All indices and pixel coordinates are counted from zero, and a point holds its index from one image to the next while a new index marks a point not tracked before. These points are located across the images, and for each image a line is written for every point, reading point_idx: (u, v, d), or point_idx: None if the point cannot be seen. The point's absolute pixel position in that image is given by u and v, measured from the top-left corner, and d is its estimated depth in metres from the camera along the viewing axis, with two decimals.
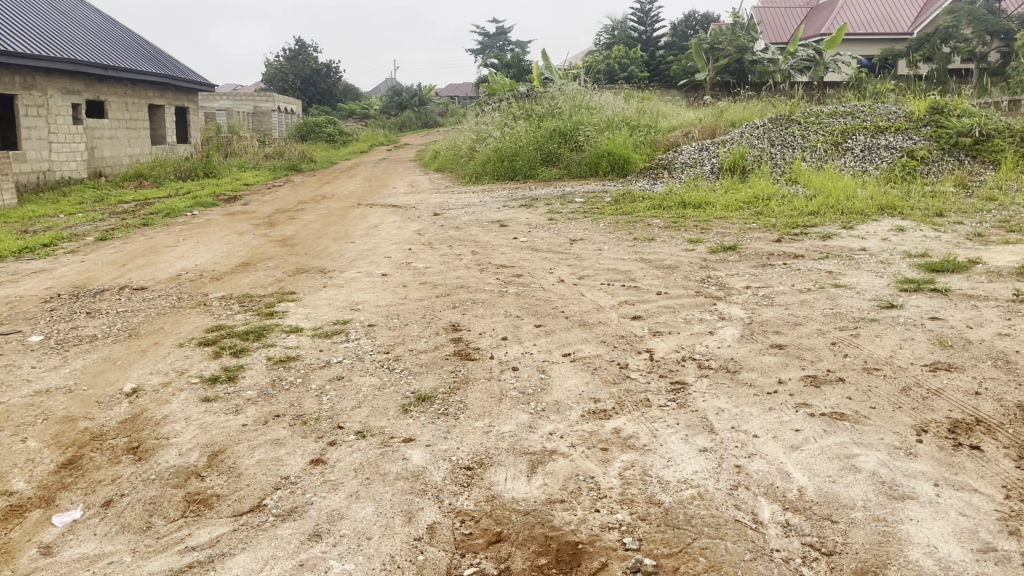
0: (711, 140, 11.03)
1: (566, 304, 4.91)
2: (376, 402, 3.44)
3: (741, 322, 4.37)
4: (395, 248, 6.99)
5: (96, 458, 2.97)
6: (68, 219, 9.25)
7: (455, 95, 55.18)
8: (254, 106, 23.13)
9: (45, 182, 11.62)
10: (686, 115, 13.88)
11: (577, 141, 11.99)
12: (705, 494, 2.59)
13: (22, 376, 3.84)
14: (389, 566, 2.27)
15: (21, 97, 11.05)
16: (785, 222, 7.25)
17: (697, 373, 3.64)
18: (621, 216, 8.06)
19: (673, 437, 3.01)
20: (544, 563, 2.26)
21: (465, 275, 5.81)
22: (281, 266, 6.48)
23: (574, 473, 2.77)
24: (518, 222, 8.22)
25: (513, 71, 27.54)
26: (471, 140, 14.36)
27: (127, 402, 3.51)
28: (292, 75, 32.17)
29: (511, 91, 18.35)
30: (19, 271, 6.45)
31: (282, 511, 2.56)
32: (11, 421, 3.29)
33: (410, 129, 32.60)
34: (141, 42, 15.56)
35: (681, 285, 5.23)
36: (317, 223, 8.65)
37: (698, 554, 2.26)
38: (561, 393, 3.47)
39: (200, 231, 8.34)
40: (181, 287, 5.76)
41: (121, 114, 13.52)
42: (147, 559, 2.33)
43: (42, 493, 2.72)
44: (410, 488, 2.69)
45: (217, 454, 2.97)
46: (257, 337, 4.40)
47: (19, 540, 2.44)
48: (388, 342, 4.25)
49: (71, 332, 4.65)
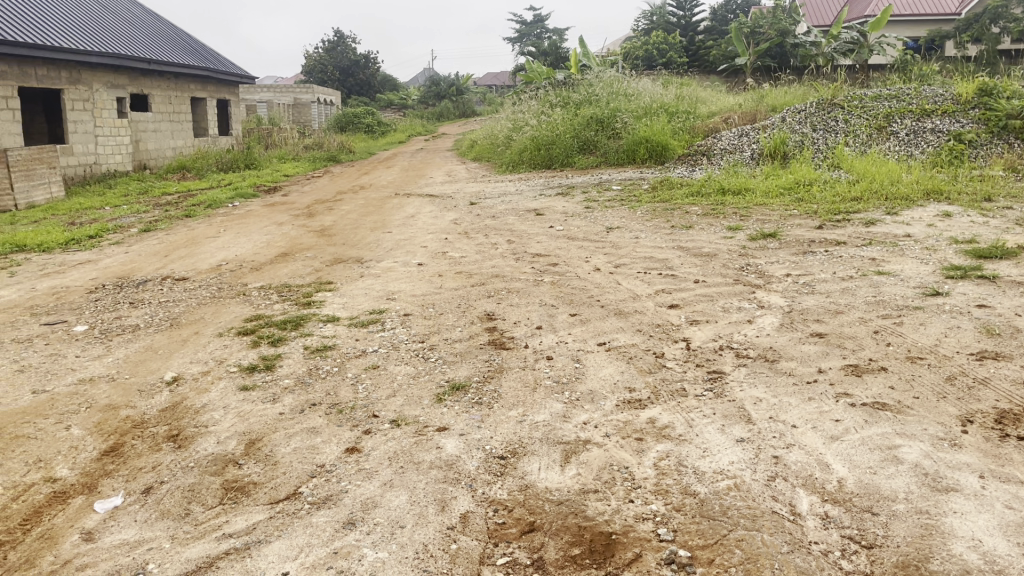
0: (752, 125, 10.85)
1: (601, 292, 4.88)
2: (411, 391, 3.45)
3: (781, 310, 4.29)
4: (431, 237, 7.00)
5: (137, 445, 3.03)
6: (114, 211, 9.45)
7: (492, 84, 54.82)
8: (294, 98, 23.28)
9: (92, 175, 11.86)
10: (726, 99, 13.72)
11: (614, 128, 11.91)
12: (742, 485, 2.54)
13: (67, 366, 3.92)
14: (422, 554, 2.27)
15: (67, 91, 11.26)
16: (827, 207, 7.12)
17: (735, 362, 3.59)
18: (659, 204, 7.98)
19: (709, 427, 2.97)
20: (577, 554, 2.25)
21: (500, 264, 5.80)
22: (320, 256, 6.53)
23: (608, 463, 2.75)
24: (555, 211, 8.18)
25: (550, 59, 27.41)
26: (508, 128, 14.31)
27: (167, 391, 3.57)
28: (331, 66, 32.26)
29: (549, 79, 18.24)
30: (66, 263, 6.60)
31: (317, 499, 2.59)
32: (56, 408, 3.37)
33: (448, 118, 32.71)
34: (183, 36, 15.79)
35: (720, 274, 5.16)
36: (355, 213, 8.72)
37: (735, 546, 2.23)
38: (596, 382, 3.45)
39: (241, 222, 8.44)
40: (221, 278, 5.83)
41: (163, 107, 13.72)
42: (186, 546, 2.36)
43: (84, 479, 2.78)
44: (444, 477, 2.70)
45: (254, 442, 3.01)
46: (295, 326, 4.45)
47: (61, 526, 2.50)
48: (423, 331, 4.26)
49: (115, 321, 4.75)
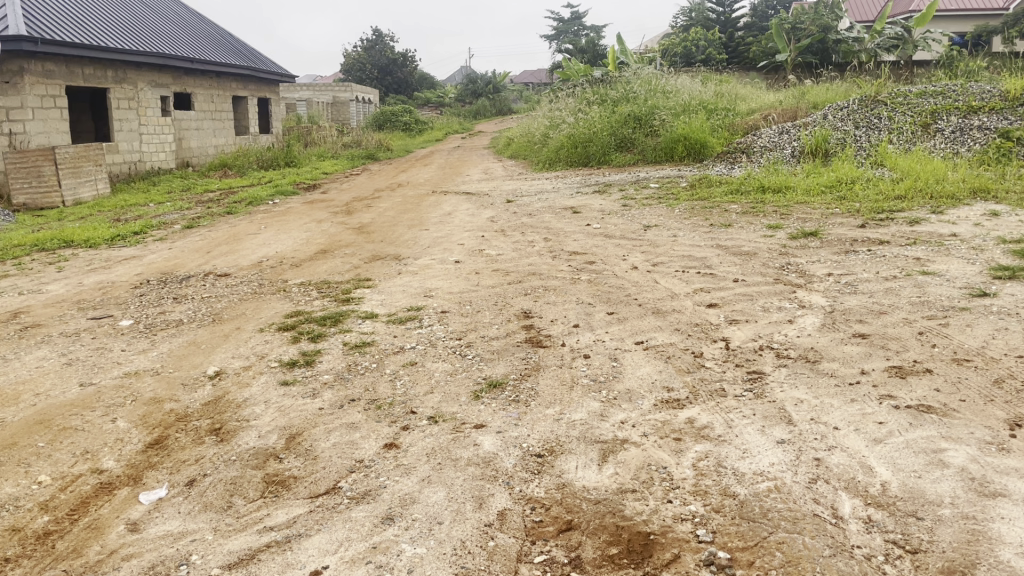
0: (792, 122, 10.70)
1: (638, 291, 4.86)
2: (448, 387, 3.47)
3: (823, 310, 4.23)
4: (468, 234, 7.04)
5: (181, 438, 3.09)
6: (157, 208, 9.62)
7: (529, 82, 54.84)
8: (333, 96, 23.52)
9: (137, 172, 12.09)
10: (766, 96, 13.55)
11: (651, 126, 11.84)
12: (783, 487, 2.51)
13: (113, 359, 4.01)
14: (459, 551, 2.28)
15: (113, 90, 11.50)
16: (869, 206, 6.99)
17: (775, 362, 3.55)
18: (697, 202, 7.91)
19: (749, 428, 2.94)
20: (614, 553, 2.24)
21: (537, 262, 5.80)
22: (358, 253, 6.60)
23: (646, 462, 2.74)
24: (591, 209, 8.16)
25: (588, 56, 27.36)
26: (545, 125, 14.29)
27: (210, 385, 3.63)
28: (369, 65, 32.55)
29: (586, 76, 18.18)
30: (112, 258, 6.74)
31: (356, 493, 2.61)
32: (102, 401, 3.45)
33: (484, 116, 32.81)
34: (225, 36, 16.04)
35: (760, 273, 5.11)
36: (393, 211, 8.79)
37: (775, 549, 2.20)
38: (633, 381, 3.44)
39: (281, 219, 8.55)
40: (262, 274, 5.92)
41: (206, 106, 13.94)
42: (228, 538, 2.40)
43: (130, 471, 2.84)
44: (481, 474, 2.71)
45: (295, 437, 3.04)
46: (334, 322, 4.50)
47: (108, 516, 2.55)
48: (461, 328, 4.27)
49: (159, 316, 4.84)
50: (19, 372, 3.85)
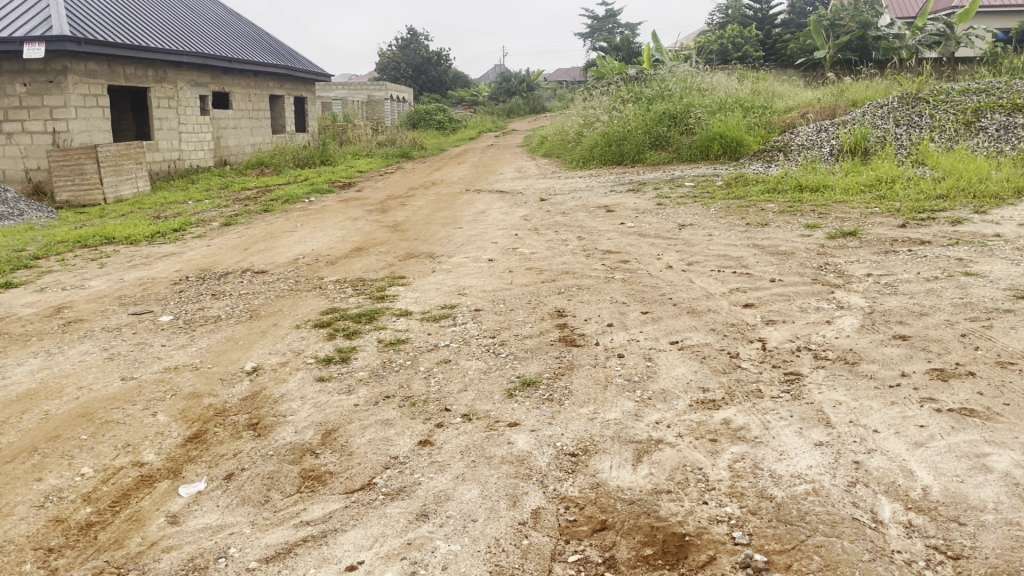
0: (831, 120, 10.54)
1: (673, 291, 4.82)
2: (482, 385, 3.48)
3: (862, 311, 4.17)
4: (501, 233, 7.04)
5: (220, 433, 3.13)
6: (195, 206, 9.76)
7: (563, 80, 54.79)
8: (368, 95, 23.69)
9: (176, 170, 12.28)
10: (804, 94, 13.36)
11: (687, 124, 11.76)
12: (821, 490, 2.48)
13: (154, 354, 4.08)
14: (493, 549, 2.28)
15: (153, 90, 11.69)
16: (910, 206, 6.86)
17: (813, 364, 3.50)
18: (734, 201, 7.83)
19: (786, 430, 2.91)
20: (649, 554, 2.23)
21: (571, 261, 5.78)
22: (393, 250, 6.64)
23: (681, 463, 2.72)
24: (625, 208, 8.12)
25: (622, 54, 27.19)
26: (578, 124, 14.24)
27: (248, 380, 3.68)
28: (404, 64, 32.69)
29: (621, 74, 18.07)
30: (152, 255, 6.85)
31: (391, 490, 2.63)
32: (143, 395, 3.52)
33: (518, 114, 32.79)
34: (263, 35, 16.23)
35: (797, 273, 5.04)
36: (427, 209, 8.82)
37: (813, 552, 2.18)
38: (668, 381, 3.42)
39: (317, 217, 8.63)
40: (298, 271, 5.98)
41: (243, 104, 14.12)
42: (265, 531, 2.43)
43: (170, 464, 2.89)
44: (515, 473, 2.71)
45: (331, 432, 3.07)
46: (369, 320, 4.53)
47: (149, 508, 2.60)
48: (494, 326, 4.28)
49: (198, 312, 4.91)
50: (63, 366, 3.93)
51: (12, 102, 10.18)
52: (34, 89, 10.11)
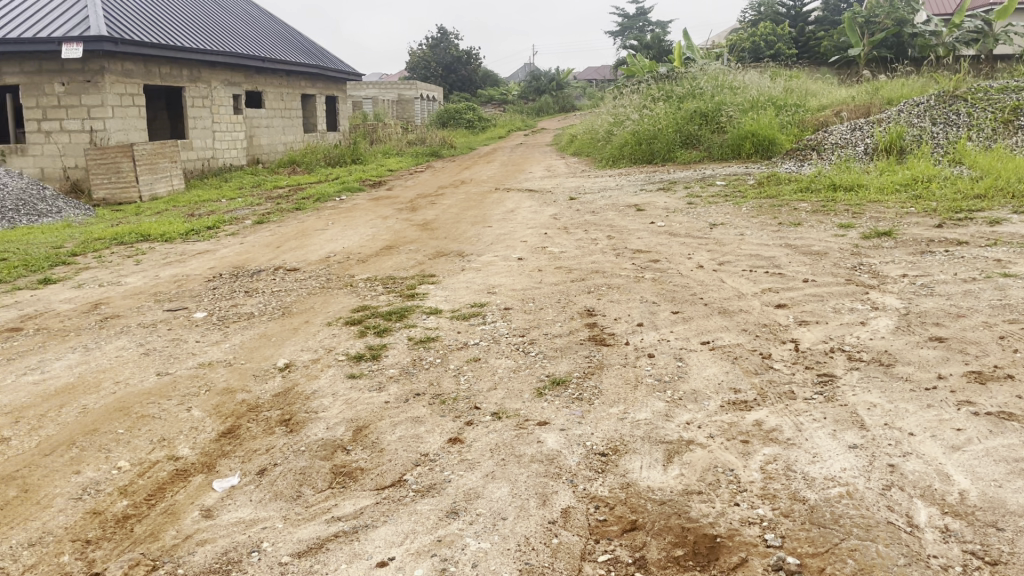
0: (866, 118, 10.40)
1: (704, 290, 4.79)
2: (512, 384, 3.48)
3: (896, 312, 4.10)
4: (531, 232, 7.05)
5: (253, 428, 3.17)
6: (229, 204, 9.88)
7: (593, 79, 54.72)
8: (398, 94, 23.83)
9: (210, 169, 12.44)
10: (838, 92, 13.21)
11: (718, 122, 11.68)
12: (855, 493, 2.45)
13: (188, 350, 4.14)
14: (523, 547, 2.29)
15: (187, 89, 11.85)
16: (947, 206, 6.75)
17: (847, 365, 3.46)
18: (766, 200, 7.75)
19: (820, 432, 2.87)
20: (680, 555, 2.22)
21: (600, 260, 5.77)
22: (422, 249, 6.68)
23: (712, 464, 2.70)
24: (655, 206, 8.07)
25: (653, 51, 27.06)
26: (608, 122, 14.19)
27: (280, 376, 3.72)
28: (434, 63, 32.80)
29: (651, 72, 17.98)
30: (186, 252, 6.95)
31: (421, 487, 2.64)
32: (178, 390, 3.57)
33: (547, 113, 32.77)
34: (295, 35, 16.38)
35: (831, 273, 4.98)
36: (457, 208, 8.85)
37: (847, 556, 2.15)
38: (699, 382, 3.39)
39: (347, 215, 8.70)
40: (330, 269, 6.02)
41: (276, 104, 14.27)
42: (298, 526, 2.46)
43: (204, 459, 2.93)
44: (545, 471, 2.71)
45: (362, 429, 3.10)
46: (399, 318, 4.56)
47: (183, 502, 2.64)
48: (524, 325, 4.28)
49: (231, 309, 4.98)
50: (100, 361, 4.00)
51: (50, 101, 10.35)
52: (72, 89, 10.28)
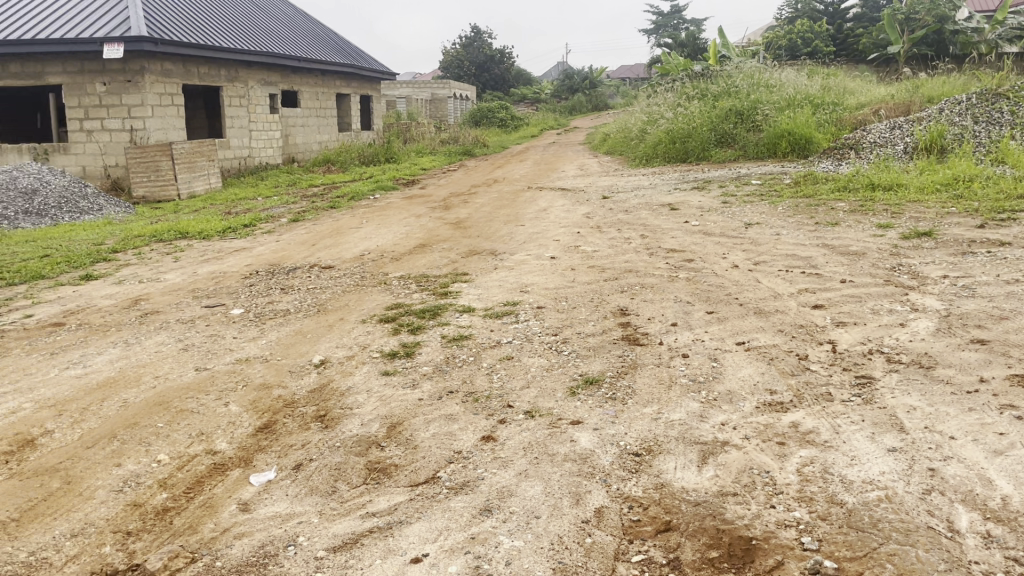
0: (906, 117, 10.22)
1: (740, 290, 4.74)
2: (545, 382, 3.48)
3: (937, 314, 4.03)
4: (563, 231, 7.03)
5: (289, 423, 3.20)
6: (264, 202, 9.99)
7: (626, 77, 54.47)
8: (431, 93, 23.95)
9: (247, 167, 12.60)
10: (877, 90, 13.00)
11: (754, 121, 11.56)
12: (894, 497, 2.41)
13: (226, 346, 4.19)
14: (556, 546, 2.29)
15: (225, 89, 12.01)
16: (990, 206, 6.61)
17: (885, 368, 3.40)
18: (802, 200, 7.66)
19: (857, 434, 2.84)
20: (715, 557, 2.20)
21: (634, 260, 5.73)
22: (456, 247, 6.70)
23: (748, 466, 2.67)
24: (690, 206, 8.00)
25: (687, 49, 26.85)
26: (642, 121, 14.12)
27: (315, 373, 3.76)
28: (467, 62, 32.79)
29: (686, 70, 17.84)
30: (223, 250, 7.04)
31: (455, 484, 2.65)
32: (216, 385, 3.62)
33: (581, 112, 32.66)
34: (330, 34, 16.52)
35: (869, 274, 4.90)
36: (489, 206, 8.86)
37: (885, 560, 2.12)
38: (734, 383, 3.36)
39: (381, 214, 8.75)
40: (364, 267, 6.07)
41: (311, 103, 14.41)
42: (333, 521, 2.48)
43: (241, 453, 2.97)
44: (578, 471, 2.70)
45: (395, 426, 3.12)
46: (433, 316, 4.58)
47: (221, 495, 2.68)
48: (557, 324, 4.28)
49: (268, 306, 5.04)
50: (140, 356, 4.07)
51: (91, 101, 10.55)
52: (113, 89, 10.48)
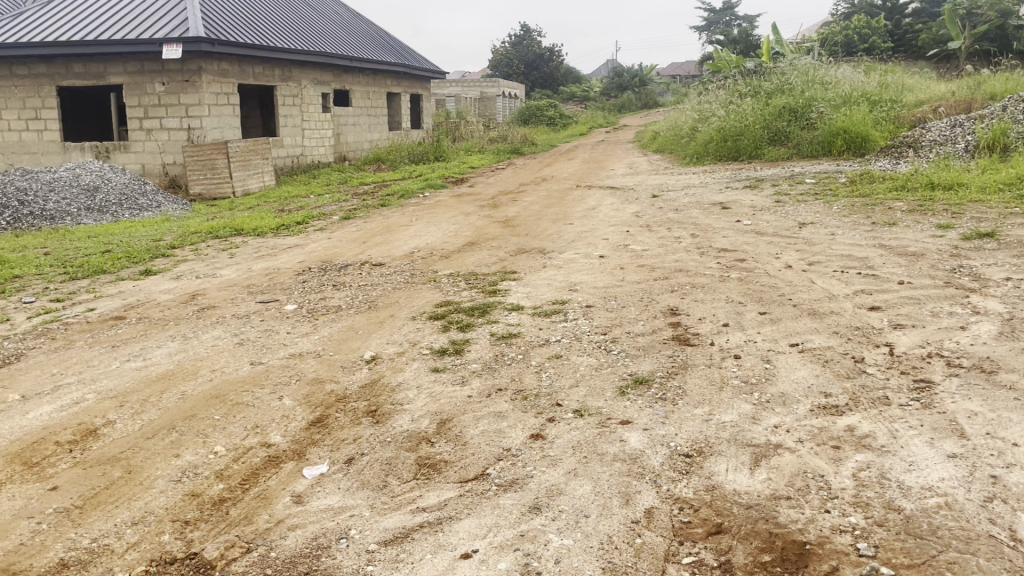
0: (968, 114, 9.93)
1: (793, 291, 4.66)
2: (594, 382, 3.47)
3: (1000, 317, 3.91)
4: (613, 229, 6.99)
5: (341, 418, 3.25)
6: (317, 200, 10.14)
7: (677, 74, 53.96)
8: (480, 92, 24.04)
9: (299, 165, 12.80)
10: (937, 87, 12.67)
11: (808, 119, 11.36)
12: (954, 504, 2.35)
13: (280, 341, 4.27)
14: (606, 545, 2.28)
15: (279, 88, 12.22)
16: None
17: (945, 371, 3.32)
18: (858, 199, 7.50)
19: (916, 439, 2.77)
20: (767, 561, 2.17)
21: (685, 259, 5.68)
22: (505, 245, 6.71)
23: (802, 470, 2.63)
24: (742, 205, 7.90)
25: (740, 46, 26.48)
26: (693, 119, 13.97)
27: (367, 368, 3.81)
28: (516, 60, 32.88)
29: (738, 67, 17.59)
30: (277, 246, 7.17)
31: (504, 481, 2.66)
32: (271, 379, 3.70)
33: (630, 110, 32.45)
34: (382, 34, 16.70)
35: (928, 275, 4.78)
36: (538, 205, 8.86)
37: (944, 569, 2.07)
38: (788, 385, 3.31)
39: (431, 211, 8.82)
40: (414, 264, 6.12)
41: (362, 102, 14.58)
42: (384, 515, 2.51)
43: (295, 446, 3.02)
44: (628, 470, 2.69)
45: (445, 422, 3.14)
46: (482, 313, 4.60)
47: (276, 487, 2.73)
48: (606, 323, 4.26)
49: (320, 302, 5.11)
50: (198, 350, 4.17)
51: (151, 100, 10.82)
52: (172, 89, 10.74)
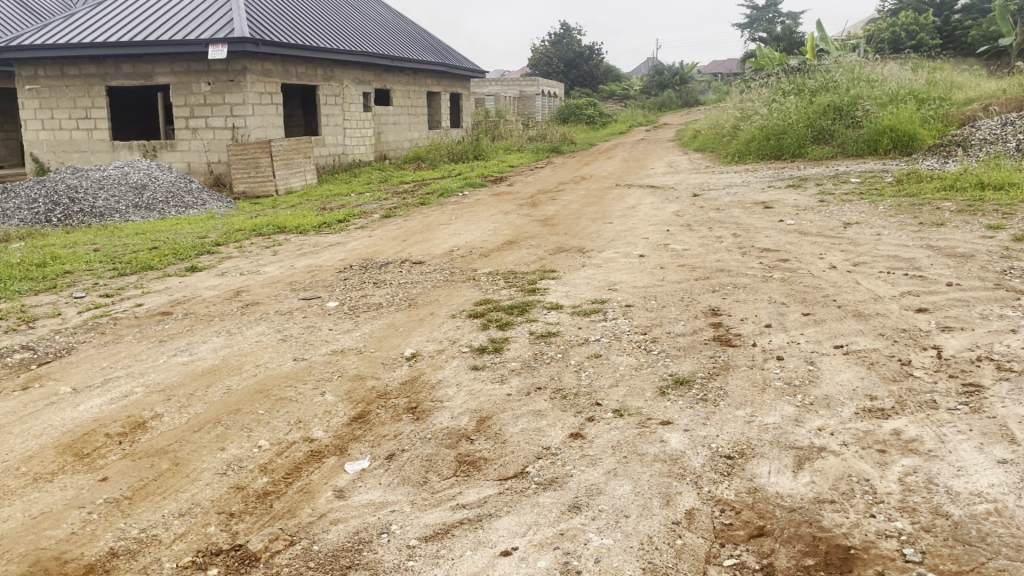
0: (1019, 112, 9.68)
1: (838, 292, 4.59)
2: (634, 381, 3.46)
3: None
4: (652, 229, 6.95)
5: (381, 414, 3.28)
6: (358, 198, 10.23)
7: (718, 72, 53.38)
8: (520, 90, 24.04)
9: (341, 164, 12.93)
10: (988, 84, 12.36)
11: (853, 117, 11.16)
12: (1004, 511, 2.30)
13: (322, 337, 4.33)
14: (646, 546, 2.27)
15: (321, 88, 12.36)
16: None
17: (995, 376, 3.24)
18: (905, 199, 7.35)
19: (964, 444, 2.71)
20: (811, 565, 2.14)
21: (726, 259, 5.62)
22: (544, 244, 6.71)
23: (846, 473, 2.59)
24: (785, 204, 7.80)
25: (783, 43, 26.10)
26: (735, 117, 13.82)
27: (407, 365, 3.84)
28: (556, 59, 32.80)
29: (781, 65, 17.36)
30: (319, 244, 7.25)
31: (543, 480, 2.66)
32: (313, 375, 3.75)
33: (670, 108, 32.18)
34: (422, 33, 16.80)
35: (977, 277, 4.67)
36: (577, 204, 8.84)
37: None
38: (832, 387, 3.26)
39: (471, 210, 8.85)
40: (453, 263, 6.15)
41: (403, 101, 14.68)
42: (424, 511, 2.53)
43: (336, 441, 3.06)
44: (668, 471, 2.68)
45: (485, 420, 3.15)
46: (521, 312, 4.60)
47: (318, 481, 2.77)
48: (646, 323, 4.23)
49: (361, 299, 5.17)
50: (242, 345, 4.24)
51: (197, 100, 11.02)
52: (217, 89, 10.92)
